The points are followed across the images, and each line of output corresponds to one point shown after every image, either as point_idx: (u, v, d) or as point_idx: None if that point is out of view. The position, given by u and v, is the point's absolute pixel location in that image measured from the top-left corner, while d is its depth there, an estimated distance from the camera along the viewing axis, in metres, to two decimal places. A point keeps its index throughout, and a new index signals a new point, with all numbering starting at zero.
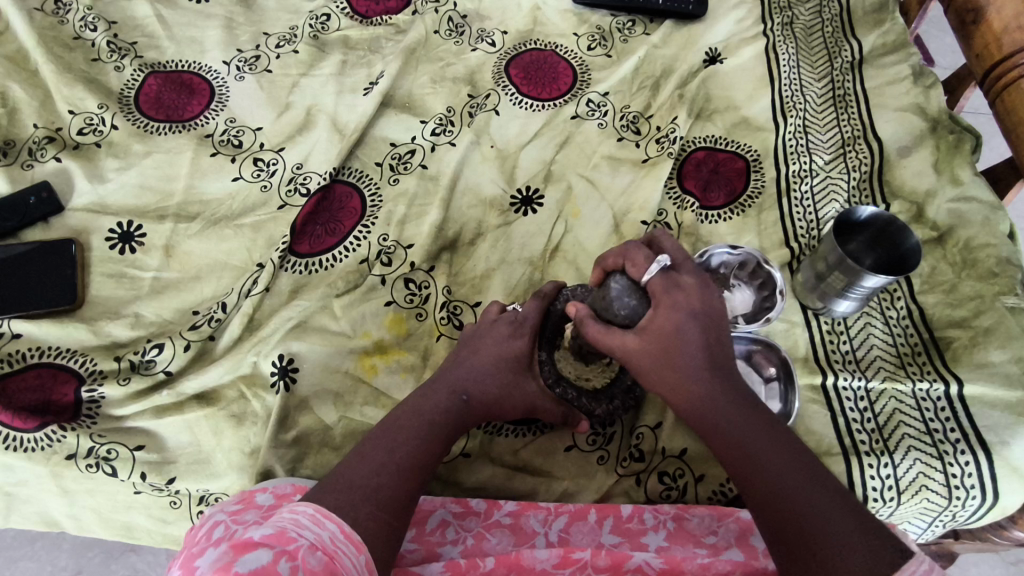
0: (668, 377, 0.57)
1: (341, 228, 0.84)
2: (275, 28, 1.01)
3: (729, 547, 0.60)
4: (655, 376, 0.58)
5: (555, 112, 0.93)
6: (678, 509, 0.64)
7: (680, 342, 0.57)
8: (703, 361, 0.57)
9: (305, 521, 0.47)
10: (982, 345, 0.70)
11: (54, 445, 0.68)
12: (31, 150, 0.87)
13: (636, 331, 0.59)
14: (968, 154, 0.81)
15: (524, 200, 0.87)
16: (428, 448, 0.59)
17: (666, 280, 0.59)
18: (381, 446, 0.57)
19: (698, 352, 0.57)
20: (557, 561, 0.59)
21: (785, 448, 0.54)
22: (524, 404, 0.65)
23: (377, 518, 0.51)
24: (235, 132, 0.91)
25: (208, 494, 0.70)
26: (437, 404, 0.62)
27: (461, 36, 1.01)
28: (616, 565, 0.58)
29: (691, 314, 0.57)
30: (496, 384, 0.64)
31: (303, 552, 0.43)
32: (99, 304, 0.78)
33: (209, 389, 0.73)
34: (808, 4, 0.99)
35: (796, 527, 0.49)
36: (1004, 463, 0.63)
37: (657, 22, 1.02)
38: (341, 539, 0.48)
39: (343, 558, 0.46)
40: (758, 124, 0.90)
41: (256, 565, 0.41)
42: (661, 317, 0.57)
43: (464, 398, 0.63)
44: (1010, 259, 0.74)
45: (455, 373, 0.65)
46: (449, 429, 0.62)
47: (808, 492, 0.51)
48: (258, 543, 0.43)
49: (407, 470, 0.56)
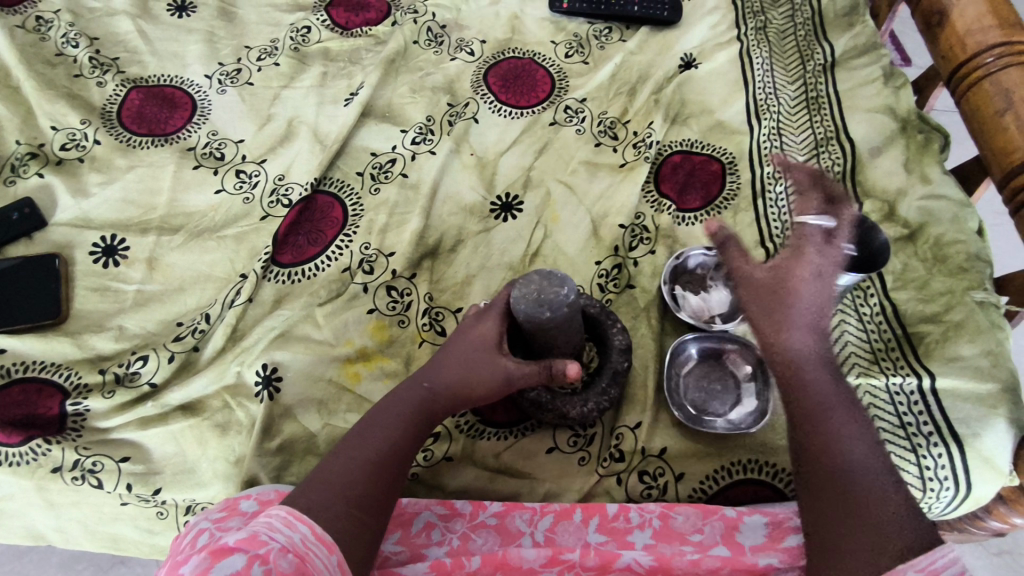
0: (774, 323, 0.59)
1: (323, 237, 0.85)
2: (256, 42, 1.02)
3: (715, 543, 0.61)
4: (758, 315, 0.60)
5: (533, 119, 0.95)
6: (662, 507, 0.65)
7: (796, 296, 0.59)
8: (812, 320, 0.59)
9: (278, 524, 0.48)
10: (954, 339, 0.71)
11: (39, 459, 0.69)
12: (13, 166, 0.88)
13: (765, 271, 0.61)
14: (937, 153, 0.83)
15: (504, 206, 0.88)
16: (395, 441, 0.60)
17: (824, 232, 0.60)
18: (351, 443, 0.59)
19: (813, 308, 0.59)
20: (545, 561, 0.61)
21: (862, 424, 0.56)
22: (496, 379, 0.64)
23: (349, 515, 0.53)
24: (217, 145, 0.92)
25: (194, 504, 0.71)
26: (404, 398, 0.63)
27: (441, 45, 1.02)
28: (605, 565, 0.61)
29: (816, 273, 0.59)
30: (458, 369, 0.65)
31: (274, 555, 0.44)
32: (82, 318, 0.79)
33: (193, 400, 0.73)
34: (781, 9, 1.01)
35: (850, 494, 0.52)
36: (977, 454, 0.64)
37: (634, 29, 1.05)
38: (314, 540, 0.48)
39: (314, 559, 0.47)
40: (733, 127, 0.92)
41: (229, 572, 0.42)
42: (797, 267, 0.60)
43: (427, 385, 0.65)
44: (979, 255, 0.76)
45: (423, 369, 0.67)
46: (417, 419, 0.63)
47: (875, 471, 0.53)
48: (233, 549, 0.44)
49: (377, 464, 0.58)
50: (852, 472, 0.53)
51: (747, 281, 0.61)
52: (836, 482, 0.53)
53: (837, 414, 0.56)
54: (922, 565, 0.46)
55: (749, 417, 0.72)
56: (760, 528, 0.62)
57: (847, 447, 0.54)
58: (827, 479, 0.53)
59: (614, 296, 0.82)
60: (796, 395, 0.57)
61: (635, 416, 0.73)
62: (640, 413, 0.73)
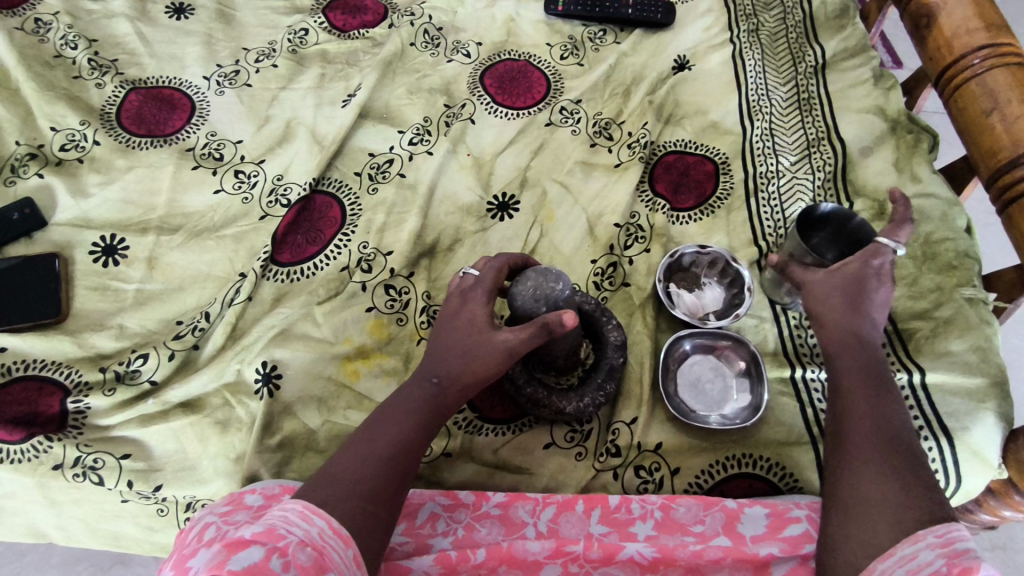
0: (832, 314, 0.65)
1: (322, 236, 0.86)
2: (254, 44, 1.03)
3: (717, 534, 0.62)
4: (824, 306, 0.66)
5: (529, 120, 0.96)
6: (664, 499, 0.66)
7: (861, 290, 0.65)
8: (869, 313, 0.64)
9: (294, 517, 0.49)
10: (943, 335, 0.73)
11: (40, 456, 0.69)
12: (13, 166, 0.89)
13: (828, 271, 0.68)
14: (926, 153, 0.85)
15: (501, 206, 0.90)
16: (406, 433, 0.60)
17: (880, 248, 0.66)
18: (362, 440, 0.59)
19: (869, 305, 0.64)
20: (550, 553, 0.62)
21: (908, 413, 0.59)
22: (498, 356, 0.63)
23: (363, 511, 0.53)
24: (216, 145, 0.93)
25: (195, 501, 0.71)
26: (410, 393, 0.63)
27: (437, 47, 1.03)
28: (608, 557, 0.62)
29: (877, 277, 0.65)
30: (458, 354, 0.64)
31: (293, 548, 0.46)
32: (83, 317, 0.79)
33: (194, 397, 0.74)
34: (773, 12, 1.02)
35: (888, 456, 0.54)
36: (966, 447, 0.66)
37: (628, 31, 1.06)
38: (330, 533, 0.50)
39: (332, 552, 0.48)
40: (726, 128, 0.93)
41: (248, 564, 0.44)
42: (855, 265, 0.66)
43: (434, 380, 0.63)
44: (968, 252, 0.77)
45: (423, 364, 0.66)
46: (427, 412, 0.62)
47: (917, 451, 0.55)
48: (251, 541, 0.46)
49: (389, 459, 0.58)
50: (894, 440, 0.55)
51: (816, 287, 0.68)
52: (881, 444, 0.55)
53: (889, 391, 0.59)
54: (942, 530, 0.47)
55: (744, 411, 0.73)
56: (761, 518, 0.63)
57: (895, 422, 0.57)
58: (872, 442, 0.55)
59: (610, 294, 0.83)
60: (844, 374, 0.61)
61: (632, 411, 0.74)
62: (636, 408, 0.74)
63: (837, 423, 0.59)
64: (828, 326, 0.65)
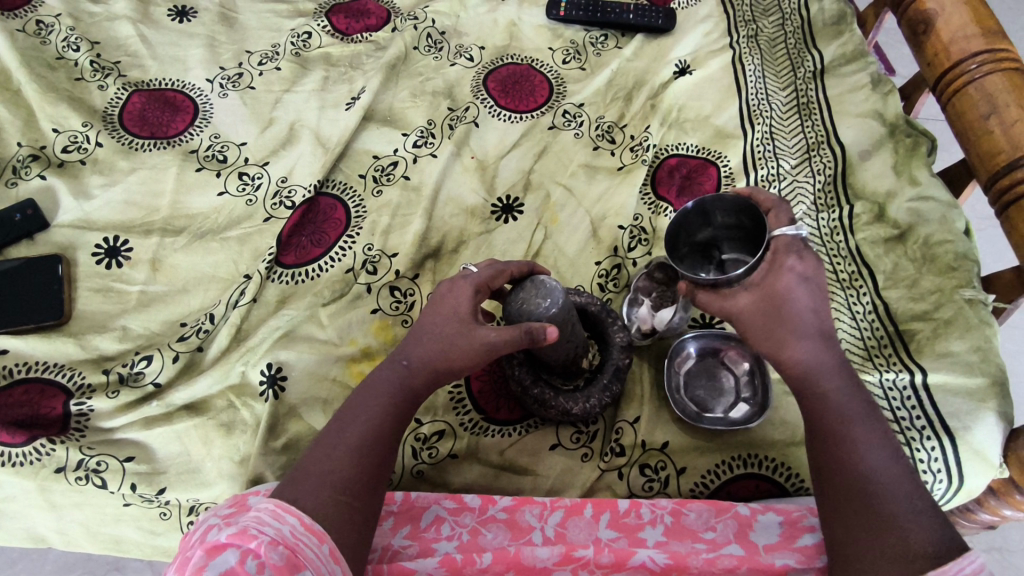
0: (775, 341, 0.61)
1: (326, 238, 0.86)
2: (257, 46, 1.03)
3: (728, 542, 0.62)
4: (757, 335, 0.62)
5: (532, 123, 0.97)
6: (675, 504, 0.66)
7: (787, 306, 0.61)
8: (813, 329, 0.60)
9: (266, 517, 0.49)
10: (944, 335, 0.73)
11: (42, 459, 0.68)
12: (15, 168, 0.88)
13: (746, 290, 0.63)
14: (924, 156, 0.85)
15: (505, 208, 0.90)
16: (376, 424, 0.59)
17: (793, 240, 0.61)
18: (331, 433, 0.59)
19: (809, 323, 0.60)
20: (559, 560, 0.61)
21: (885, 435, 0.55)
22: (475, 350, 0.62)
23: (337, 502, 0.53)
24: (219, 148, 0.93)
25: (198, 504, 0.70)
26: (382, 378, 0.63)
27: (440, 51, 1.04)
28: (620, 563, 0.61)
29: (802, 280, 0.60)
30: (433, 340, 0.64)
31: (264, 549, 0.46)
32: (85, 319, 0.79)
33: (198, 399, 0.74)
34: (771, 18, 1.04)
35: (863, 503, 0.52)
36: (969, 447, 0.65)
37: (629, 36, 1.07)
38: (302, 530, 0.49)
39: (305, 550, 0.48)
40: (727, 132, 0.94)
41: (223, 570, 0.45)
42: (775, 278, 0.61)
43: (405, 363, 0.64)
44: (967, 254, 0.77)
45: (400, 348, 0.66)
46: (405, 403, 0.62)
47: (895, 481, 0.52)
48: (227, 545, 0.46)
49: (361, 449, 0.57)
50: (868, 478, 0.53)
51: (741, 313, 0.63)
52: (854, 489, 0.53)
53: (858, 421, 0.56)
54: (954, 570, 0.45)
55: (750, 411, 0.73)
56: (774, 527, 0.63)
57: (866, 456, 0.54)
58: (845, 487, 0.54)
59: (613, 295, 0.84)
60: (812, 408, 0.59)
61: (634, 411, 0.75)
62: (638, 407, 0.75)
63: (816, 459, 0.57)
64: (776, 355, 0.61)
